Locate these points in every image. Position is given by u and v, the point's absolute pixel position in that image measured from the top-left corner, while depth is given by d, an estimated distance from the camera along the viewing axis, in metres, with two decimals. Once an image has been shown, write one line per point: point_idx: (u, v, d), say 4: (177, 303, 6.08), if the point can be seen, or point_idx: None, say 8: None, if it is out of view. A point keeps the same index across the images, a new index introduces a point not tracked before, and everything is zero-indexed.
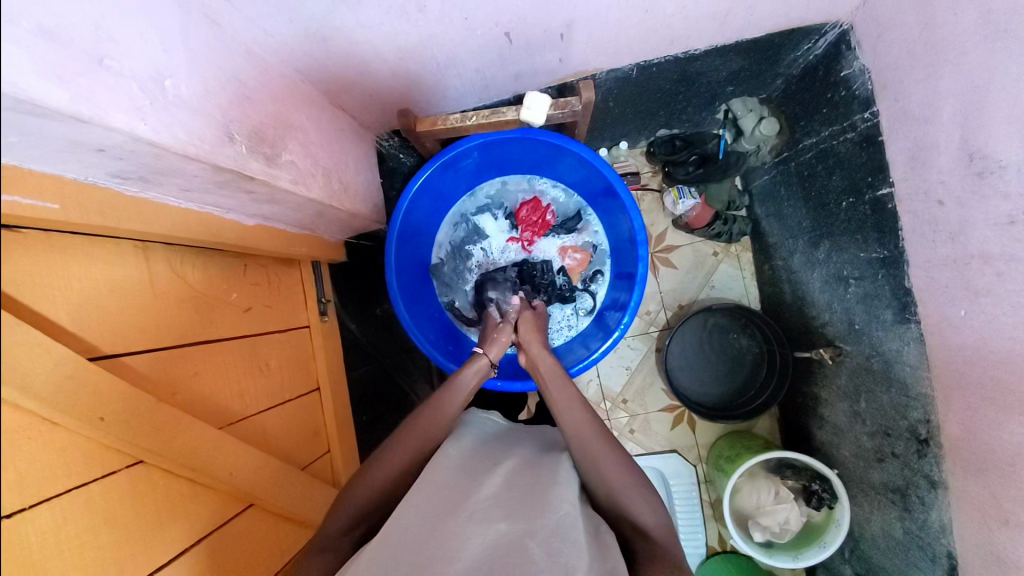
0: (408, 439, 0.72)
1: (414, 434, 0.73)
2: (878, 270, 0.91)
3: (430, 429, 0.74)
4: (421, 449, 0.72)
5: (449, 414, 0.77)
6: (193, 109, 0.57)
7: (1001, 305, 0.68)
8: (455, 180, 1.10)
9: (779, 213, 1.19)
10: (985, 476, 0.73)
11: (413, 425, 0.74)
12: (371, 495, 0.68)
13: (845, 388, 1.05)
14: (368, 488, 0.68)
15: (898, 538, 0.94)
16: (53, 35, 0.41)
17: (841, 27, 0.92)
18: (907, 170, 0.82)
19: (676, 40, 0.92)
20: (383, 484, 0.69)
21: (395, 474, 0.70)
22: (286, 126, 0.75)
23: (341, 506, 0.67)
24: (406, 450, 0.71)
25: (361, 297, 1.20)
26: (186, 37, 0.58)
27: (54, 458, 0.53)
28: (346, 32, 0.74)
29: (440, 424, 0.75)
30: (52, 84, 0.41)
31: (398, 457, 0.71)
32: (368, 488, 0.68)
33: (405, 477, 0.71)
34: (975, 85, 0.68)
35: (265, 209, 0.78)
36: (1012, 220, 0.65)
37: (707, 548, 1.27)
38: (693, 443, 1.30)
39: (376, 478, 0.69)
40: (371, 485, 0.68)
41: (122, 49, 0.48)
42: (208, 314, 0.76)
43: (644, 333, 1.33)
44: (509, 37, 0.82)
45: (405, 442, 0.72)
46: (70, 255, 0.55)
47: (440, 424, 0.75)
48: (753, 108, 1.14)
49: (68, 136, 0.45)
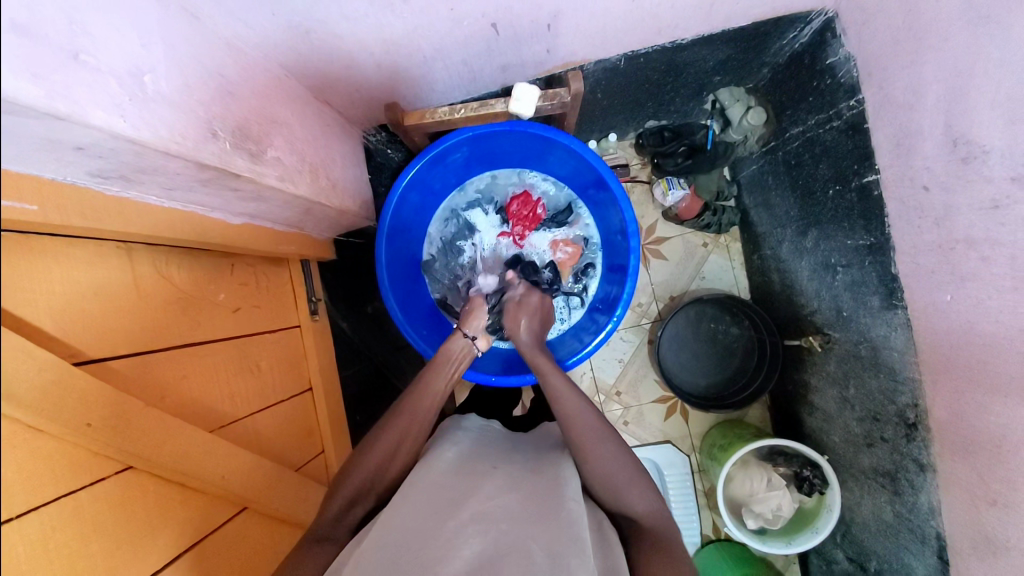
0: (395, 425, 0.72)
1: (402, 419, 0.72)
2: (866, 256, 0.92)
3: (423, 426, 0.73)
4: (409, 432, 0.72)
5: (435, 395, 0.77)
6: (174, 105, 0.55)
7: (986, 290, 0.69)
8: (444, 175, 1.09)
9: (767, 202, 1.20)
10: (972, 457, 0.75)
11: (399, 409, 0.74)
12: (361, 485, 0.68)
13: (834, 374, 1.06)
14: (357, 479, 0.68)
15: (888, 520, 0.96)
16: (25, 30, 0.40)
17: (827, 14, 0.93)
18: (893, 157, 0.83)
19: (663, 30, 0.92)
20: (374, 477, 0.69)
21: (386, 467, 0.70)
22: (270, 121, 0.74)
23: (331, 500, 0.67)
24: (393, 434, 0.71)
25: (352, 294, 1.19)
26: (164, 31, 0.56)
27: (40, 467, 0.51)
28: (329, 24, 0.73)
29: (428, 407, 0.75)
30: (25, 80, 0.39)
31: (384, 443, 0.70)
32: (361, 483, 0.68)
33: (391, 467, 0.70)
34: (958, 71, 0.69)
35: (252, 207, 0.77)
36: (996, 205, 0.65)
37: (701, 535, 1.28)
38: (686, 432, 1.31)
39: (364, 468, 0.69)
40: (362, 478, 0.68)
41: (99, 43, 0.47)
42: (195, 315, 0.74)
43: (636, 325, 1.33)
44: (496, 28, 0.81)
45: (394, 427, 0.71)
46: (50, 258, 0.53)
47: (427, 408, 0.75)
48: (740, 98, 1.15)
49: (45, 134, 0.44)
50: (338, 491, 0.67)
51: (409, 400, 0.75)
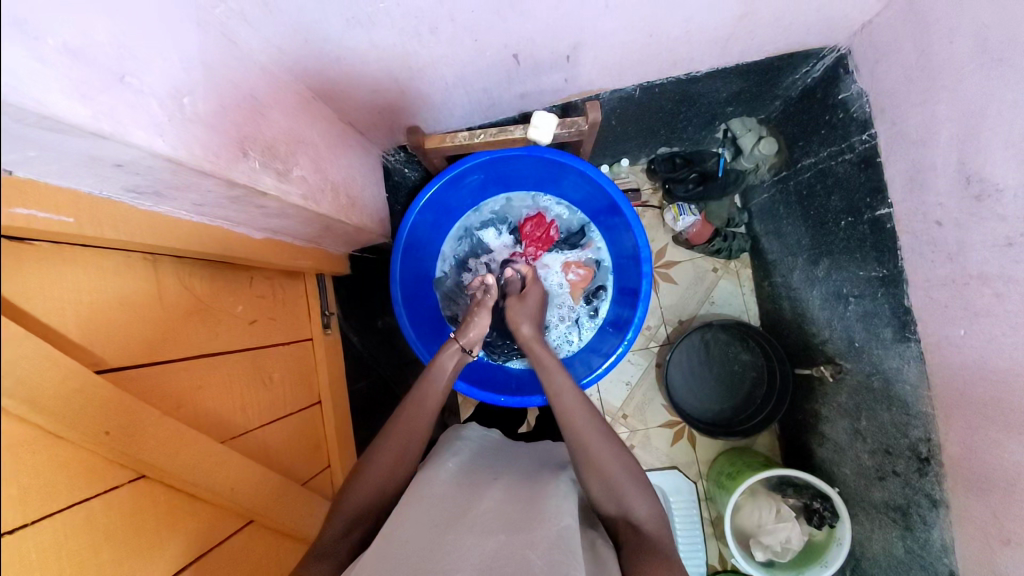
0: (397, 431, 0.74)
1: (403, 425, 0.75)
2: (878, 288, 0.92)
3: (412, 436, 0.74)
4: (414, 435, 0.75)
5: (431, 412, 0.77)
6: (209, 125, 0.57)
7: (1000, 326, 0.69)
8: (460, 196, 1.11)
9: (778, 230, 1.20)
10: (986, 495, 0.74)
11: (400, 414, 0.76)
12: (369, 489, 0.70)
13: (845, 406, 1.06)
14: (373, 486, 0.70)
15: (900, 557, 0.94)
16: (77, 53, 0.42)
17: (839, 51, 0.95)
18: (905, 192, 0.84)
19: (678, 62, 0.94)
20: (381, 476, 0.71)
21: (389, 462, 0.72)
22: (297, 141, 0.76)
23: (345, 498, 0.69)
24: (395, 456, 0.72)
25: (364, 311, 1.20)
26: (203, 54, 0.59)
27: (59, 474, 0.53)
28: (356, 51, 0.75)
29: (423, 414, 0.76)
30: (74, 101, 0.41)
31: (391, 448, 0.73)
32: (364, 486, 0.70)
33: (401, 466, 0.73)
34: (972, 111, 0.70)
35: (274, 223, 0.79)
36: (1010, 243, 0.66)
37: (707, 566, 1.26)
38: (693, 458, 1.30)
39: (374, 470, 0.71)
40: (367, 484, 0.70)
41: (143, 67, 0.49)
42: (213, 326, 0.76)
43: (645, 348, 1.33)
44: (517, 58, 0.84)
45: (397, 436, 0.73)
46: (81, 268, 0.55)
47: (426, 415, 0.76)
48: (752, 128, 1.17)
49: (88, 151, 0.46)
50: (346, 494, 0.69)
51: (409, 406, 0.77)
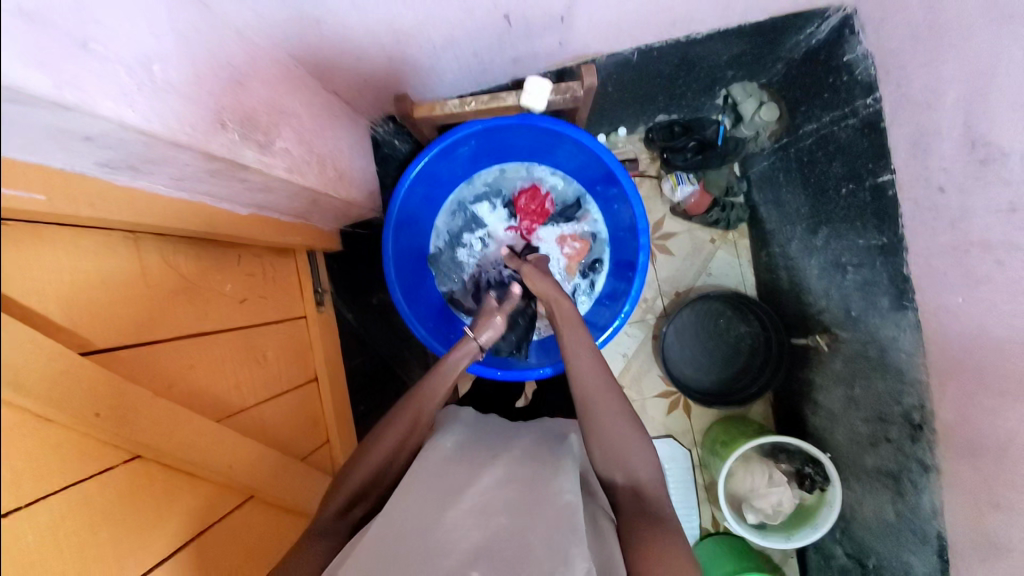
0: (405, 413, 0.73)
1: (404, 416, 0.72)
2: (877, 257, 0.91)
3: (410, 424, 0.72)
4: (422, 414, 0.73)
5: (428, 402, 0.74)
6: (183, 94, 0.55)
7: (1000, 294, 0.68)
8: (452, 167, 1.08)
9: (777, 199, 1.18)
10: (978, 460, 0.75)
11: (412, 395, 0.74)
12: (377, 460, 0.69)
13: (841, 374, 1.06)
14: (382, 454, 0.70)
15: (890, 520, 0.96)
16: (33, 17, 0.39)
17: (845, 10, 0.91)
18: (908, 157, 0.82)
19: (677, 23, 0.90)
20: (392, 445, 0.70)
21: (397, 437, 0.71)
22: (279, 111, 0.73)
23: (353, 475, 0.69)
24: (392, 446, 0.70)
25: (354, 286, 1.18)
26: (173, 19, 0.55)
27: (50, 457, 0.52)
28: (338, 14, 0.72)
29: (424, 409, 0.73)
30: (35, 69, 0.39)
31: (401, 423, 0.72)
32: (369, 460, 0.69)
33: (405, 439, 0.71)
34: (981, 72, 0.68)
35: (261, 198, 0.77)
36: (1014, 209, 0.64)
37: (701, 529, 1.29)
38: (689, 428, 1.31)
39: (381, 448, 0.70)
40: (375, 456, 0.69)
41: (108, 31, 0.46)
42: (202, 306, 0.74)
43: (641, 320, 1.33)
44: (508, 19, 0.80)
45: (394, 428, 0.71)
46: (59, 247, 0.53)
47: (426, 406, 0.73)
48: (752, 94, 1.13)
49: (54, 123, 0.43)
50: (351, 472, 0.69)
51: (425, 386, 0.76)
